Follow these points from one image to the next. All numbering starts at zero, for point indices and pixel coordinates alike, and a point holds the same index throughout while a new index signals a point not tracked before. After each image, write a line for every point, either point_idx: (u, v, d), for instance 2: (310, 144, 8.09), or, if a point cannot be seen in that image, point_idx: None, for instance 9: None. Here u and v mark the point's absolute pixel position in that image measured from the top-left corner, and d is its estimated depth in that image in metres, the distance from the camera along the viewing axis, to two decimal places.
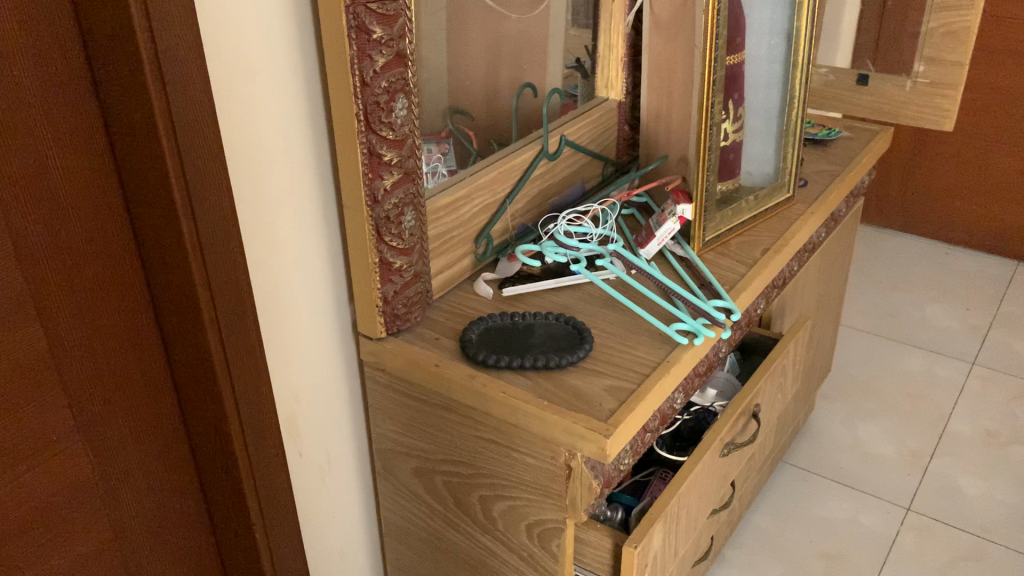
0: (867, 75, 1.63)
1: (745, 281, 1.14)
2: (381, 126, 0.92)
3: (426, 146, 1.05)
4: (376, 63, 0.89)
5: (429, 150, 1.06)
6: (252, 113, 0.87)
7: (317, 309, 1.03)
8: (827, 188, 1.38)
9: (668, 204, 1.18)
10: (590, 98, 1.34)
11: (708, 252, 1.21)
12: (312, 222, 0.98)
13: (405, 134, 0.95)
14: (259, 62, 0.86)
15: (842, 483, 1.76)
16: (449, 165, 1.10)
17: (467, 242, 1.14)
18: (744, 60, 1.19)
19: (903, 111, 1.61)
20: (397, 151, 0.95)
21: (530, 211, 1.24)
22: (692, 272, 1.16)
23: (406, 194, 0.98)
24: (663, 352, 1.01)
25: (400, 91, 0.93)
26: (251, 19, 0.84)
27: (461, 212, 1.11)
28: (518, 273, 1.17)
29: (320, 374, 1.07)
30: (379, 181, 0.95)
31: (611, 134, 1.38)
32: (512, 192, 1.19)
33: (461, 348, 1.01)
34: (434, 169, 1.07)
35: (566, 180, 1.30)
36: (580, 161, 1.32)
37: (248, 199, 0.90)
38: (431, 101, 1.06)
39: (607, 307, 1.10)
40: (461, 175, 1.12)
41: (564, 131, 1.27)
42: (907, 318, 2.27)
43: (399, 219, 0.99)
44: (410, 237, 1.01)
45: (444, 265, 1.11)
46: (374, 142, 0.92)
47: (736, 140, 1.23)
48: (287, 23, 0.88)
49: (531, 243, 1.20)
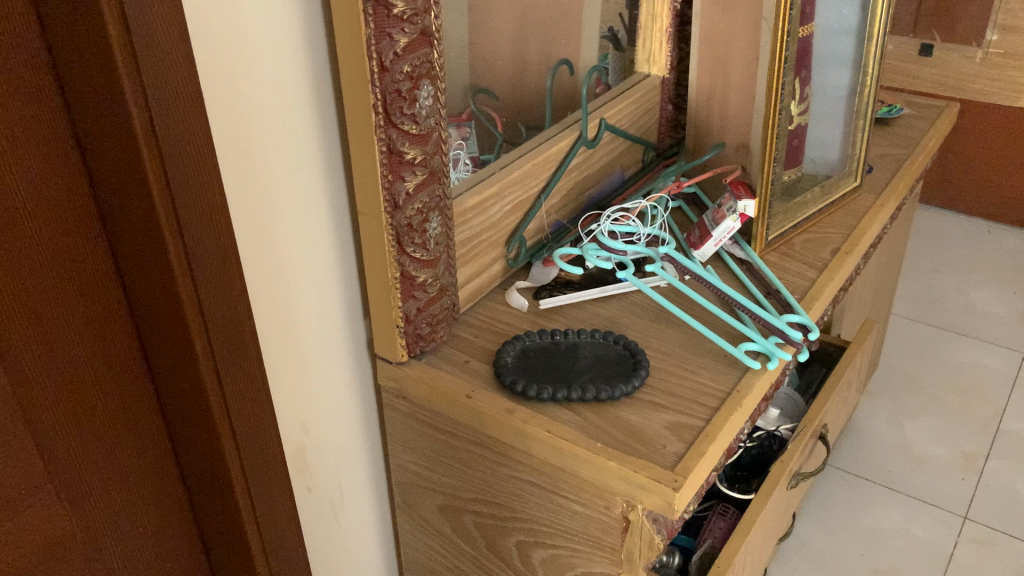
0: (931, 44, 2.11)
1: (817, 288, 1.00)
2: (402, 119, 0.77)
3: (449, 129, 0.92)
4: (396, 43, 0.74)
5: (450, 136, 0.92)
6: (249, 105, 0.72)
7: (327, 331, 0.89)
8: (897, 175, 1.23)
9: (723, 200, 1.04)
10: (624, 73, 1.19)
11: (771, 253, 1.07)
12: (321, 233, 0.83)
13: (431, 127, 0.81)
14: (256, 44, 0.71)
15: (891, 488, 1.63)
16: (472, 150, 0.97)
17: (498, 245, 0.99)
18: (815, 32, 1.03)
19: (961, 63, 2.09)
20: (420, 147, 0.80)
21: (566, 206, 1.09)
22: (754, 276, 1.02)
23: (430, 197, 0.84)
24: (730, 378, 0.87)
25: (425, 77, 0.78)
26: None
27: (491, 212, 0.96)
28: (555, 280, 1.01)
29: (331, 403, 0.93)
30: (400, 183, 0.80)
31: (653, 115, 1.22)
32: (546, 188, 1.04)
33: (495, 375, 0.88)
34: (457, 155, 0.93)
35: (604, 170, 1.15)
36: (619, 147, 1.17)
37: (245, 209, 0.75)
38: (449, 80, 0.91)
39: (659, 321, 0.96)
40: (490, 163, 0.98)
41: (603, 114, 1.11)
42: (950, 303, 2.13)
43: (422, 226, 0.84)
44: (436, 246, 0.86)
45: (472, 274, 0.96)
46: (394, 138, 0.78)
47: (802, 124, 1.08)
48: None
49: (569, 245, 1.05)
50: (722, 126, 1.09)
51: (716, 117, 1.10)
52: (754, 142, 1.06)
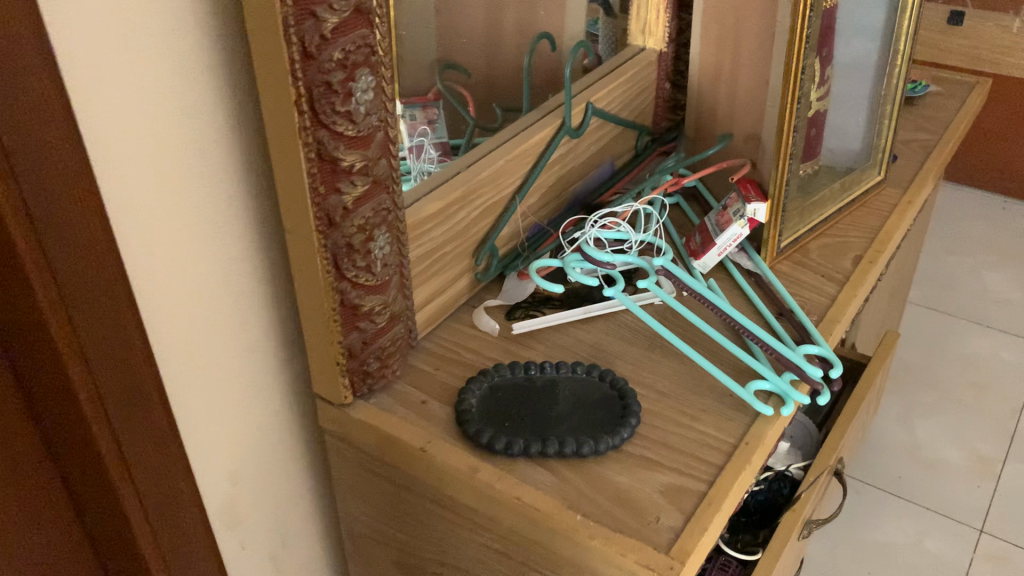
0: (960, 16, 2.10)
1: (838, 308, 0.85)
2: (335, 119, 0.62)
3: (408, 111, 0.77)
4: (322, 24, 0.58)
5: (410, 117, 0.79)
6: (130, 99, 0.57)
7: (254, 365, 0.74)
8: (925, 165, 1.07)
9: (728, 201, 0.89)
10: (616, 48, 1.05)
11: (783, 262, 0.92)
12: (238, 249, 0.69)
13: (373, 127, 0.65)
14: (135, 21, 0.55)
15: (902, 497, 1.50)
16: (440, 134, 0.84)
17: (464, 257, 0.84)
18: (840, 3, 0.87)
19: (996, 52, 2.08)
20: (360, 152, 0.65)
21: (546, 205, 0.94)
22: (764, 293, 0.87)
23: (375, 210, 0.69)
24: (738, 426, 0.73)
25: (364, 65, 0.62)
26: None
27: (456, 220, 0.81)
28: (532, 297, 0.87)
29: (264, 447, 0.79)
30: (335, 196, 0.65)
31: (648, 94, 1.06)
32: (522, 187, 0.89)
33: (457, 421, 0.73)
34: (420, 137, 0.81)
35: (591, 161, 0.99)
36: (609, 134, 1.01)
37: (137, 229, 0.60)
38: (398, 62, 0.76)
39: (653, 349, 0.81)
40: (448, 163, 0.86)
41: (590, 96, 0.95)
42: (963, 288, 1.99)
43: (366, 247, 0.69)
44: (385, 268, 0.71)
45: (432, 293, 0.81)
46: (326, 141, 0.63)
47: (821, 110, 0.92)
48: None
49: (547, 256, 0.90)
50: (729, 112, 0.93)
51: (722, 102, 0.94)
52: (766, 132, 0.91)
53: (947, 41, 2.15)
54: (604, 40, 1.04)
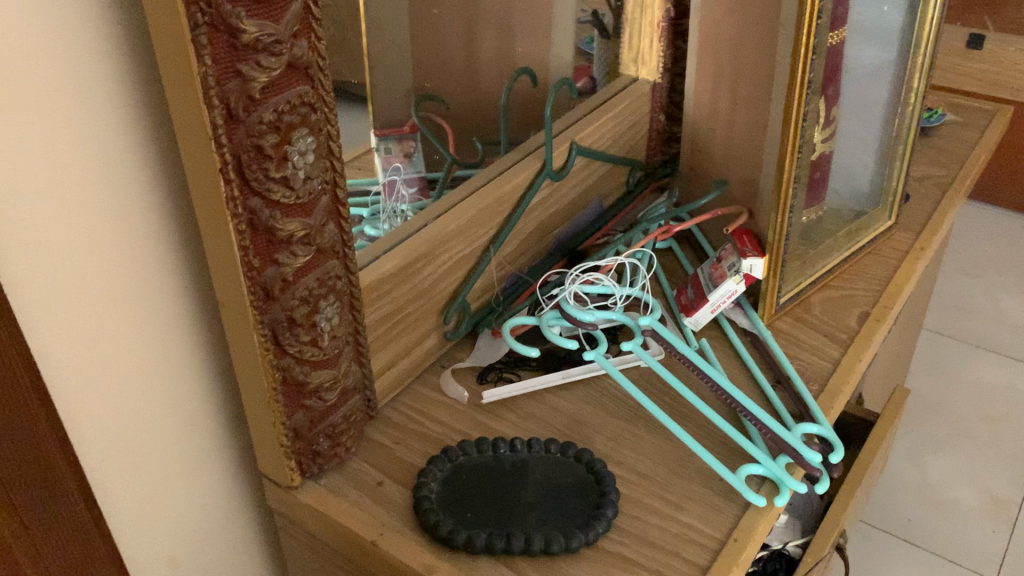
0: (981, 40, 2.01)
1: (841, 374, 0.78)
2: (269, 185, 0.55)
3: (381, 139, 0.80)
4: (249, 83, 0.51)
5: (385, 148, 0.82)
6: (27, 165, 0.49)
7: (192, 442, 0.67)
8: (940, 205, 0.99)
9: (723, 252, 0.82)
10: (611, 71, 0.99)
11: (782, 319, 0.84)
12: (169, 321, 0.61)
13: (315, 191, 0.58)
14: (30, 77, 0.48)
15: (912, 543, 1.42)
16: (417, 169, 0.84)
17: (431, 315, 0.77)
18: (848, 38, 0.79)
19: (1016, 69, 1.99)
20: (301, 219, 0.58)
21: (524, 253, 0.86)
22: (762, 358, 0.80)
23: (322, 280, 0.62)
24: (726, 518, 0.66)
25: (302, 125, 0.55)
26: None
27: (421, 278, 0.74)
28: (507, 358, 0.79)
29: (208, 526, 0.72)
30: (272, 268, 0.58)
31: (641, 128, 0.99)
32: (496, 237, 0.81)
33: (414, 508, 0.66)
34: (394, 168, 0.81)
35: (577, 202, 0.92)
36: (596, 172, 0.93)
37: (42, 309, 0.53)
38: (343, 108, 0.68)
39: (636, 423, 0.74)
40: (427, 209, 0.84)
41: (574, 135, 0.87)
42: (979, 313, 1.91)
43: (311, 320, 0.62)
44: (334, 341, 0.64)
45: (394, 357, 0.74)
46: (259, 210, 0.55)
47: (826, 153, 0.84)
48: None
49: (524, 313, 0.83)
50: (726, 154, 0.86)
51: (719, 142, 0.86)
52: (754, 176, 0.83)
53: (966, 64, 2.05)
54: (597, 62, 0.99)
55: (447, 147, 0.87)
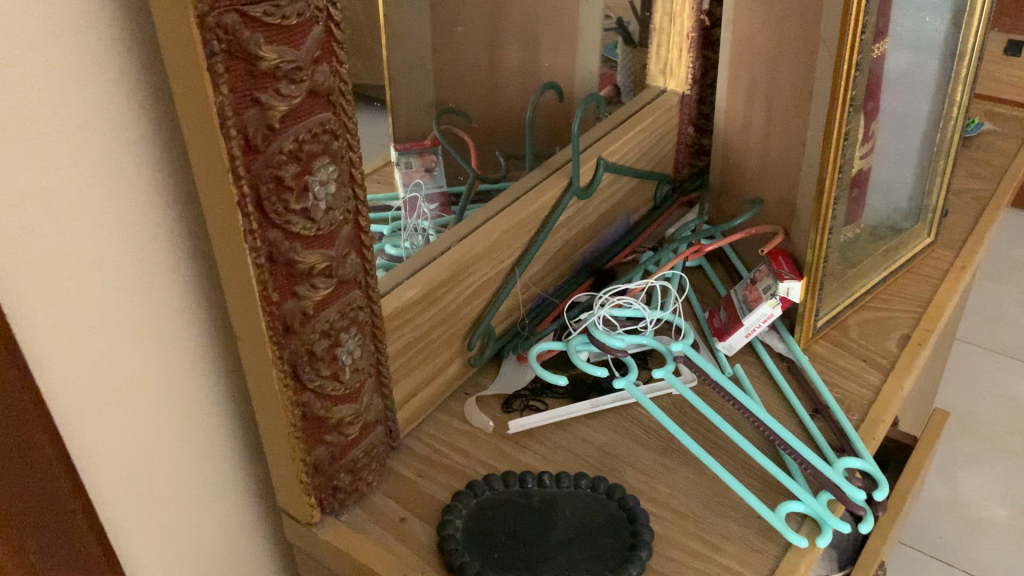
0: None
1: (883, 403, 0.74)
2: (289, 217, 0.52)
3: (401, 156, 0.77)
4: (268, 112, 0.49)
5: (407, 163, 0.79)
6: (37, 199, 0.47)
7: (209, 477, 0.65)
8: (980, 221, 0.96)
9: (757, 274, 0.79)
10: (635, 79, 0.97)
11: (818, 343, 0.81)
12: (184, 355, 0.59)
13: (337, 221, 0.55)
14: (37, 107, 0.45)
15: (944, 561, 1.39)
16: (439, 184, 0.83)
17: (455, 341, 0.74)
18: (890, 51, 0.76)
19: None
20: (322, 251, 0.55)
21: (550, 273, 0.83)
22: (799, 386, 0.77)
23: (344, 312, 0.59)
24: (767, 559, 0.63)
25: (323, 153, 0.53)
26: (10, 25, 0.43)
27: (445, 304, 0.71)
28: (533, 385, 0.77)
29: (225, 560, 0.69)
30: (292, 301, 0.55)
31: (669, 141, 0.96)
32: (522, 259, 0.78)
33: (439, 546, 0.63)
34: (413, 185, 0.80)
35: (604, 218, 0.89)
36: (624, 188, 0.90)
37: (53, 347, 0.51)
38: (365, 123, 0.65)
39: (669, 455, 0.71)
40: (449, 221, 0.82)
41: (602, 151, 0.84)
42: (1009, 322, 1.87)
43: (333, 354, 0.59)
44: (356, 374, 0.62)
45: (417, 385, 0.72)
46: (278, 242, 0.53)
47: (865, 170, 0.81)
48: (94, 26, 0.46)
49: (550, 338, 0.80)
50: (760, 171, 0.82)
51: (752, 158, 0.83)
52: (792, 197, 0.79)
53: None
54: (622, 70, 0.97)
55: (470, 164, 0.85)
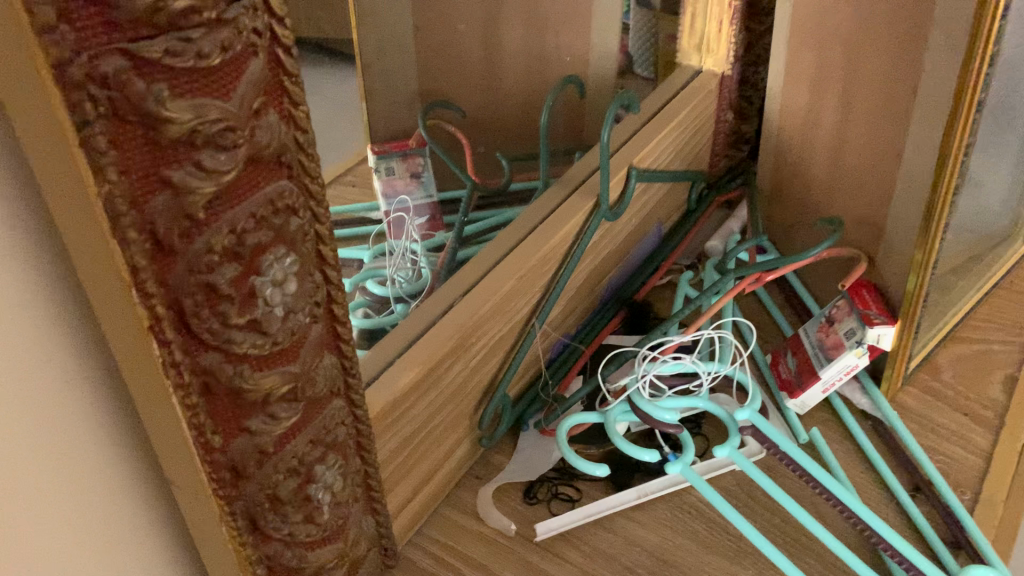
0: None
1: (998, 474, 0.60)
2: (230, 335, 0.36)
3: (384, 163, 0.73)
4: (186, 196, 0.31)
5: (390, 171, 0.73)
6: None
7: None
8: None
9: (835, 311, 0.63)
10: (654, 49, 0.82)
11: (905, 391, 0.66)
12: (114, 518, 0.41)
13: (303, 326, 0.39)
14: None
15: None
16: (429, 192, 0.74)
17: (464, 419, 0.58)
18: None
19: None
20: (283, 370, 0.39)
21: (574, 313, 0.67)
22: (892, 455, 0.62)
23: (319, 436, 0.43)
24: None
25: (276, 240, 0.36)
26: None
27: (452, 382, 0.55)
28: (560, 468, 0.62)
29: None
30: (242, 441, 0.39)
31: (706, 131, 0.79)
32: (543, 305, 0.62)
33: None
34: (401, 202, 0.72)
35: (635, 236, 0.72)
36: (658, 196, 0.74)
37: None
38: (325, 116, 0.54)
39: (741, 561, 0.56)
40: (445, 239, 0.71)
41: (635, 157, 0.67)
42: None
43: (305, 492, 0.43)
44: (338, 507, 0.46)
45: (418, 484, 0.56)
46: (216, 370, 0.36)
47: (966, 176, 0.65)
48: None
49: (580, 409, 0.64)
50: (830, 179, 0.66)
51: (821, 163, 0.67)
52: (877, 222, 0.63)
53: None
54: (638, 38, 0.82)
55: (467, 174, 0.76)
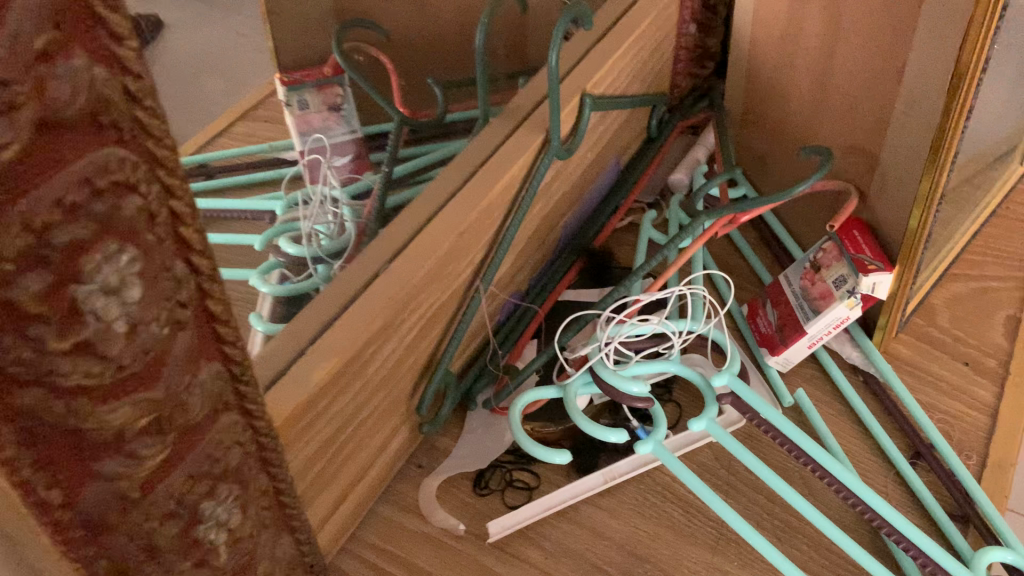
0: None
1: (1007, 433, 0.53)
2: (49, 364, 0.26)
3: (292, 96, 0.68)
4: None
5: (302, 105, 0.68)
6: None
7: None
8: None
9: (821, 255, 0.55)
10: None
11: (899, 340, 0.59)
12: None
13: (161, 340, 0.29)
14: None
15: None
16: (352, 127, 0.67)
17: (399, 404, 0.50)
18: None
19: None
20: (141, 396, 0.29)
21: (523, 269, 0.58)
22: (888, 413, 0.55)
23: (205, 464, 0.34)
24: None
25: (103, 232, 0.26)
26: None
27: (382, 367, 0.46)
28: (515, 451, 0.54)
29: None
30: (94, 488, 0.30)
31: (667, 46, 0.69)
32: (488, 264, 0.52)
33: None
34: (316, 139, 0.67)
35: (591, 172, 0.63)
36: (616, 125, 0.64)
37: None
38: (177, 84, 0.50)
39: (723, 549, 0.49)
40: (371, 183, 0.62)
41: (590, 82, 0.57)
42: None
43: (191, 536, 0.34)
44: (239, 543, 0.37)
45: (347, 485, 0.47)
46: (36, 407, 0.27)
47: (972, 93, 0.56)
48: None
49: (534, 381, 0.56)
50: (816, 101, 0.57)
51: (806, 82, 0.58)
52: (866, 149, 0.54)
53: None
54: None
55: (394, 106, 0.67)
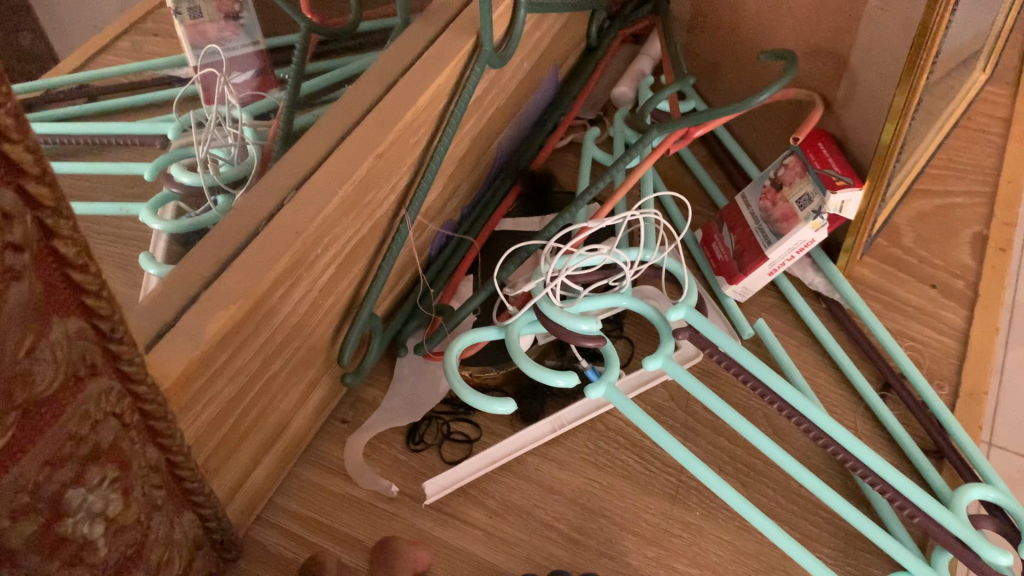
0: None
1: (980, 359, 0.50)
2: None
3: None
4: None
5: (192, 11, 0.56)
6: None
7: None
8: None
9: (783, 172, 0.49)
10: None
11: (863, 263, 0.55)
12: None
13: None
14: None
15: None
16: (254, 38, 0.57)
17: (317, 355, 0.43)
18: None
19: None
20: None
21: (455, 196, 0.52)
22: (854, 342, 0.51)
23: (67, 446, 0.27)
24: None
25: None
26: None
27: (295, 313, 0.39)
28: (452, 400, 0.48)
29: None
30: None
31: None
32: (415, 191, 0.46)
33: None
34: (211, 52, 0.57)
35: (527, 86, 0.56)
36: (555, 32, 0.57)
37: None
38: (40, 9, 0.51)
39: (683, 498, 0.45)
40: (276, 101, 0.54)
41: None
42: None
43: (57, 533, 0.28)
44: (122, 532, 0.31)
45: (259, 448, 0.41)
46: None
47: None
48: None
49: (472, 321, 0.51)
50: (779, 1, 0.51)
51: None
52: (834, 54, 0.49)
53: None
54: None
55: (300, 12, 0.57)
